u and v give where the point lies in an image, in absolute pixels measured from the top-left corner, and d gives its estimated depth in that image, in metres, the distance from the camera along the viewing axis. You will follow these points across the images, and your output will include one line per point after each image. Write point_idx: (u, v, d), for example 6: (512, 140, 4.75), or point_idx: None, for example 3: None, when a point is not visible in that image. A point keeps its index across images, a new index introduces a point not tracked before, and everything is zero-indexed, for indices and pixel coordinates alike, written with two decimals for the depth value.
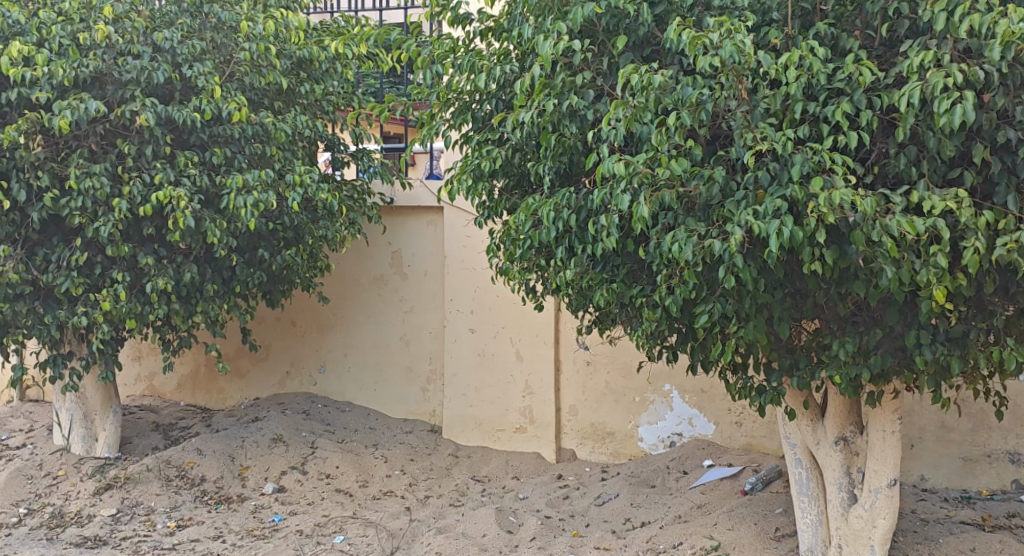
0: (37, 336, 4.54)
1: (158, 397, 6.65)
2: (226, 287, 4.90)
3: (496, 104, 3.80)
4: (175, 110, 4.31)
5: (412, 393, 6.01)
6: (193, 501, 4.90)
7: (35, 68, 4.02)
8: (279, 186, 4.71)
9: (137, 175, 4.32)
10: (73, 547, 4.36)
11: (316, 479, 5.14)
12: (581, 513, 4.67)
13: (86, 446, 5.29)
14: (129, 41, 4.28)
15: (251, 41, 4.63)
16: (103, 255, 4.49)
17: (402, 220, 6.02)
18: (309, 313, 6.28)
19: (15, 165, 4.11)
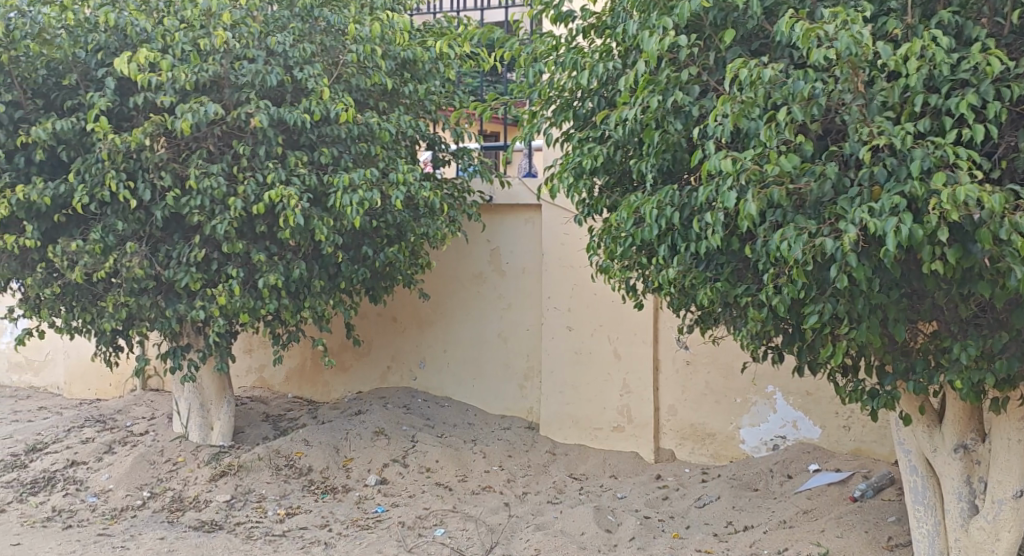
0: (159, 329, 4.78)
1: (267, 388, 6.89)
2: (332, 283, 5.04)
3: (598, 102, 3.77)
4: (287, 112, 4.46)
5: (510, 390, 6.05)
6: (301, 490, 5.06)
7: (160, 74, 4.22)
8: (384, 184, 4.80)
9: (251, 175, 4.49)
10: (192, 531, 4.57)
11: (417, 472, 5.24)
12: (681, 514, 4.60)
13: (202, 434, 5.55)
14: (245, 45, 4.44)
15: (359, 43, 4.75)
16: (219, 252, 4.68)
17: (501, 218, 6.07)
18: (410, 309, 6.41)
19: (141, 166, 4.35)
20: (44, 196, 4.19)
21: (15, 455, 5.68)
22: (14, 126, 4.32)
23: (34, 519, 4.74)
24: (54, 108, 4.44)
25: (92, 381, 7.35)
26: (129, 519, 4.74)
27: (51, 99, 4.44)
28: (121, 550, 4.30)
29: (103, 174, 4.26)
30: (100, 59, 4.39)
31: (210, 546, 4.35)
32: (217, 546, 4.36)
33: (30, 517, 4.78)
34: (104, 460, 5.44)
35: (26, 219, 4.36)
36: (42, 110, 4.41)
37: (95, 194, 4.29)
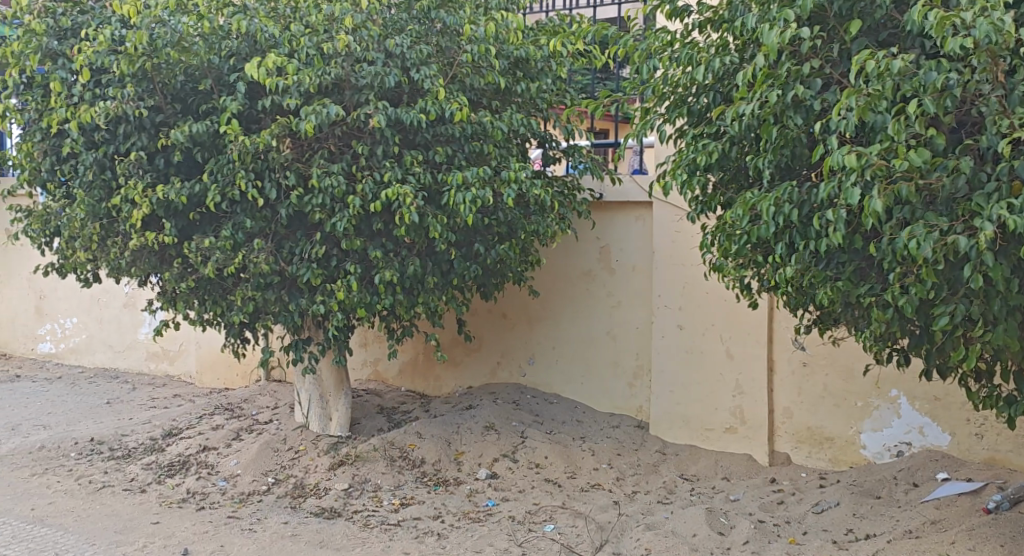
0: (283, 322, 4.98)
1: (382, 381, 7.08)
2: (445, 280, 5.13)
3: (714, 97, 3.66)
4: (404, 113, 4.56)
5: (619, 388, 6.02)
6: (415, 481, 5.19)
7: (286, 78, 4.39)
8: (496, 182, 4.85)
9: (369, 174, 4.62)
10: (313, 517, 4.75)
11: (527, 468, 5.28)
12: (797, 519, 4.48)
13: (321, 424, 5.77)
14: (365, 48, 4.57)
15: (474, 43, 4.81)
16: (338, 248, 4.84)
17: (611, 215, 6.04)
18: (520, 306, 6.46)
19: (267, 166, 4.55)
20: (181, 196, 4.45)
21: (153, 440, 6.04)
22: (155, 129, 4.61)
23: (170, 499, 5.03)
24: (192, 112, 4.71)
25: (221, 371, 7.73)
26: (255, 503, 4.96)
27: (188, 104, 4.72)
28: (248, 532, 4.52)
29: (234, 174, 4.48)
30: (232, 64, 4.62)
31: (329, 533, 4.51)
32: (336, 533, 4.52)
33: (167, 497, 5.07)
34: (232, 446, 5.71)
35: (165, 217, 4.64)
36: (180, 114, 4.68)
37: (226, 193, 4.51)
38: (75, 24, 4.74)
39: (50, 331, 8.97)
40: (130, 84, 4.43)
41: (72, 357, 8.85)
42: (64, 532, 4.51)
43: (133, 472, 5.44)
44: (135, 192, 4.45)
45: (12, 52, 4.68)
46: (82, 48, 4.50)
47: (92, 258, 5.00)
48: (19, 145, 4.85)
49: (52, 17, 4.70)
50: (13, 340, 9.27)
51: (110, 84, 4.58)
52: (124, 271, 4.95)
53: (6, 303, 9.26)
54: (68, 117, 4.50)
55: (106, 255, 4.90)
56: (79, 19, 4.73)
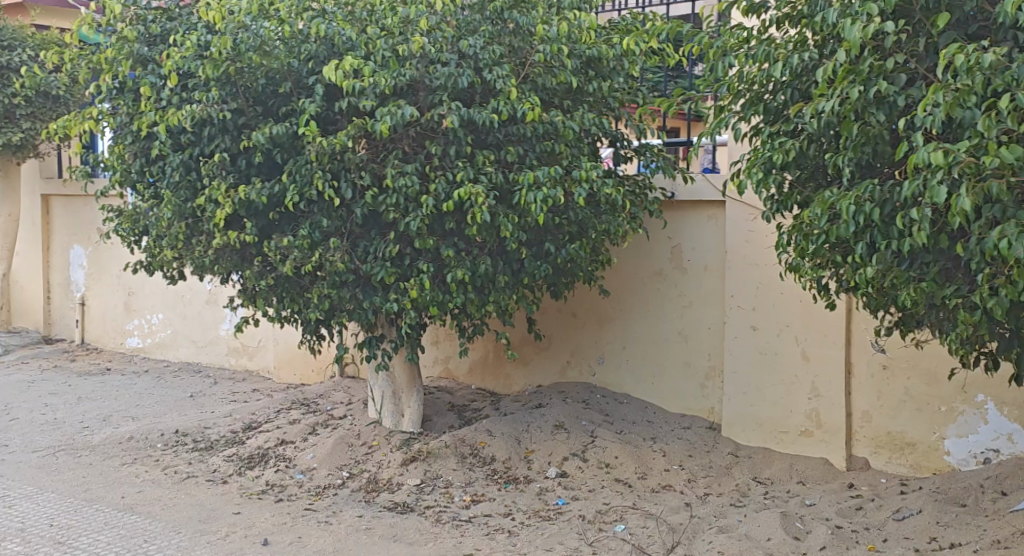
0: (358, 319, 5.08)
1: (453, 379, 7.15)
2: (516, 278, 5.14)
3: (791, 94, 3.59)
4: (476, 113, 4.58)
5: (691, 389, 5.96)
6: (485, 479, 5.23)
7: (363, 80, 4.48)
8: (567, 182, 4.85)
9: (442, 173, 4.67)
10: (386, 511, 4.84)
11: (597, 467, 5.26)
12: (877, 526, 4.36)
13: (394, 420, 5.86)
14: (439, 50, 4.63)
15: (547, 43, 4.82)
16: (411, 247, 4.89)
17: (683, 214, 5.98)
18: (590, 305, 6.45)
19: (344, 167, 4.64)
20: (262, 196, 4.58)
21: (234, 432, 6.23)
22: (237, 131, 4.76)
23: (250, 491, 5.18)
24: (272, 114, 4.84)
25: (297, 366, 7.93)
26: (331, 496, 5.07)
27: (268, 106, 4.85)
28: (325, 524, 4.62)
29: (312, 174, 4.58)
30: (310, 67, 4.73)
31: (402, 527, 4.59)
32: (409, 527, 4.59)
33: (247, 489, 5.22)
34: (309, 441, 5.85)
35: (246, 216, 4.78)
36: (261, 116, 4.81)
37: (304, 193, 4.62)
38: (164, 30, 4.95)
39: (138, 326, 9.32)
40: (214, 88, 4.60)
41: (158, 352, 9.17)
42: (152, 520, 4.69)
43: (216, 464, 5.62)
44: (219, 192, 4.63)
45: (106, 58, 4.92)
46: (171, 53, 4.69)
47: (178, 256, 5.18)
48: (112, 147, 5.06)
49: (143, 24, 4.93)
50: (103, 334, 9.64)
51: (196, 88, 4.75)
52: (207, 268, 5.12)
53: (97, 299, 9.63)
54: (157, 120, 4.71)
55: (191, 253, 5.07)
56: (168, 26, 4.94)
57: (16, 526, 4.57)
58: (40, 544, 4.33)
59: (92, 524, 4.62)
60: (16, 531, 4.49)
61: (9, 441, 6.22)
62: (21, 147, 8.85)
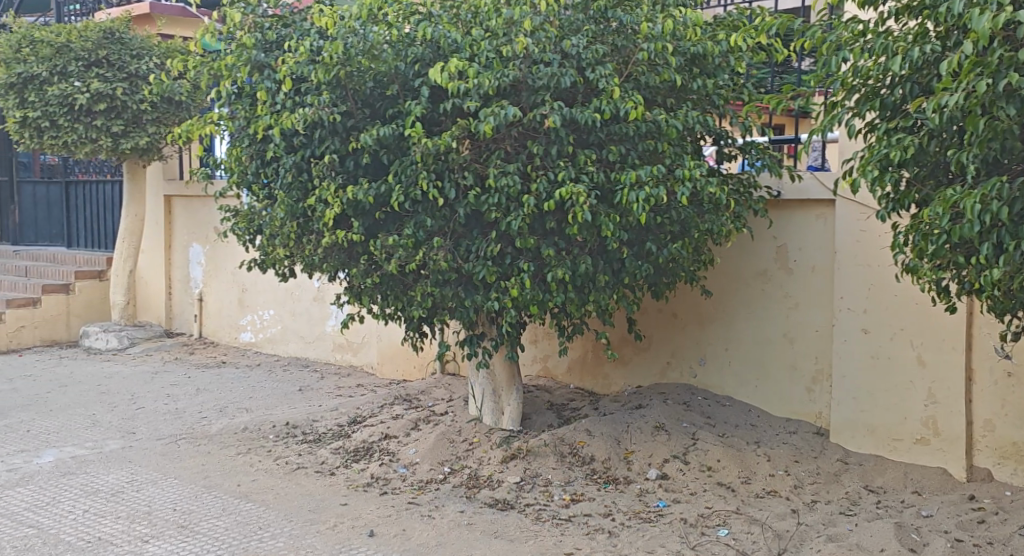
0: (459, 317, 5.14)
1: (551, 378, 7.16)
2: (616, 278, 5.11)
3: (910, 89, 3.46)
4: (579, 112, 4.59)
5: (797, 392, 5.80)
6: (585, 478, 5.22)
7: (467, 81, 4.54)
8: (669, 181, 4.79)
9: (543, 173, 4.69)
10: (486, 507, 4.89)
11: (699, 470, 5.18)
12: (1000, 541, 4.15)
13: (494, 417, 5.93)
14: (542, 50, 4.66)
15: (650, 41, 4.75)
16: (512, 247, 4.92)
17: (789, 213, 5.83)
18: (691, 305, 6.35)
19: (447, 167, 4.72)
20: (369, 196, 4.71)
21: (341, 426, 6.41)
22: (346, 133, 4.91)
23: (356, 483, 5.32)
24: (379, 117, 4.98)
25: (400, 362, 8.13)
26: (433, 491, 5.16)
27: (376, 108, 4.99)
28: (428, 518, 4.71)
29: (417, 175, 4.68)
30: (416, 70, 4.85)
31: (503, 524, 4.64)
32: (510, 524, 4.63)
33: (354, 481, 5.37)
34: (411, 435, 5.98)
35: (353, 216, 4.93)
36: (369, 118, 4.95)
37: (409, 193, 4.73)
38: (280, 37, 5.19)
39: (250, 321, 9.70)
40: (325, 92, 4.74)
41: (268, 346, 9.53)
42: (265, 508, 4.87)
43: (323, 456, 5.80)
44: (328, 192, 4.78)
45: (226, 64, 5.17)
46: (286, 59, 4.90)
47: (290, 254, 5.38)
48: (230, 150, 5.31)
49: (261, 31, 5.18)
50: (219, 329, 10.08)
51: (308, 92, 4.92)
52: (316, 266, 5.29)
53: (214, 295, 10.06)
54: (273, 124, 4.92)
55: (301, 252, 5.25)
56: (283, 32, 5.17)
57: (143, 509, 4.83)
58: (164, 527, 4.56)
59: (211, 510, 4.84)
60: (142, 514, 4.75)
61: (136, 429, 6.58)
62: (146, 150, 9.35)
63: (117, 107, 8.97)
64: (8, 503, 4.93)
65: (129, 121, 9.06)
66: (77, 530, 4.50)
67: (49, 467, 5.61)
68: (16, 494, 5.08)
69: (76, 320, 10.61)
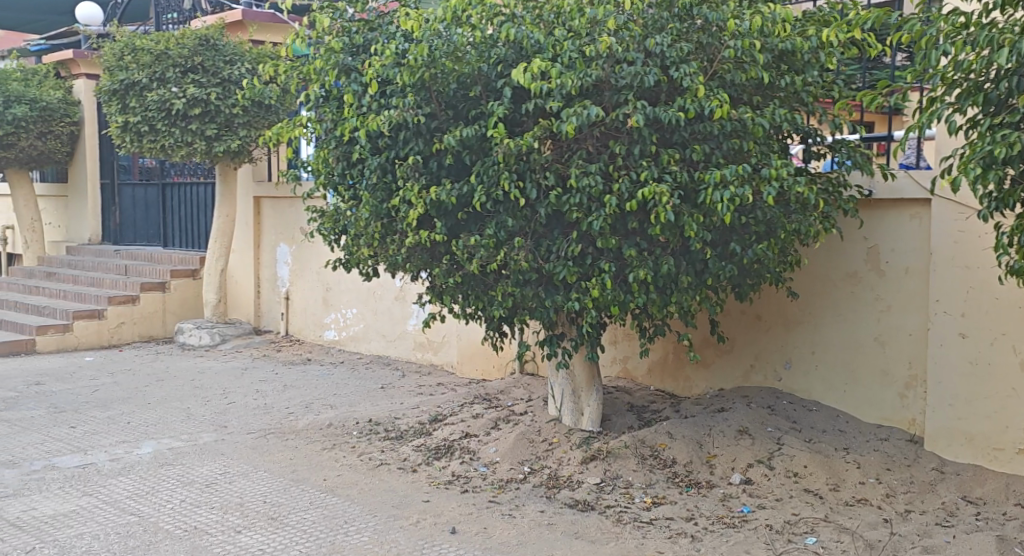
0: (540, 317, 5.15)
1: (631, 379, 7.11)
2: (699, 279, 5.03)
3: (1017, 82, 3.33)
4: (662, 111, 4.54)
5: (888, 398, 5.62)
6: (666, 481, 5.16)
7: (550, 81, 4.55)
8: (755, 180, 4.70)
9: (626, 173, 4.65)
10: (567, 508, 4.89)
11: (784, 476, 5.07)
12: None
13: (574, 418, 5.92)
14: (625, 49, 4.62)
15: (737, 38, 4.66)
16: (593, 247, 4.90)
17: (882, 213, 5.66)
18: (777, 307, 6.21)
19: (529, 167, 4.73)
20: (451, 196, 4.78)
21: (422, 424, 6.50)
22: (430, 135, 5.00)
23: (438, 480, 5.38)
24: (462, 118, 5.04)
25: (478, 362, 8.21)
26: (513, 490, 5.19)
27: (459, 110, 5.05)
28: (508, 517, 4.74)
29: (499, 175, 4.71)
30: (499, 71, 4.88)
31: (584, 525, 4.63)
32: (591, 525, 4.62)
33: (435, 478, 5.43)
34: (491, 435, 6.02)
35: (436, 216, 5.01)
36: (452, 120, 5.02)
37: (491, 194, 4.76)
38: (366, 41, 5.32)
39: (334, 320, 9.92)
40: (409, 94, 4.85)
41: (352, 344, 9.72)
42: (351, 503, 4.98)
43: (406, 453, 5.89)
44: (412, 193, 4.86)
45: (315, 68, 5.32)
46: (372, 62, 5.02)
47: (374, 254, 5.48)
48: (317, 152, 5.45)
49: (348, 36, 5.32)
50: (304, 327, 10.32)
51: (393, 94, 5.02)
52: (399, 266, 5.38)
53: (300, 294, 10.31)
54: (358, 126, 5.03)
55: (385, 252, 5.34)
56: (370, 36, 5.28)
57: (235, 500, 4.99)
58: (256, 518, 4.70)
59: (299, 503, 4.96)
60: (235, 505, 4.91)
61: (227, 423, 6.81)
62: (238, 153, 9.65)
63: (211, 111, 9.27)
64: (111, 492, 5.15)
65: (221, 125, 9.36)
66: (174, 519, 4.68)
67: (148, 458, 5.85)
68: (117, 483, 5.31)
69: (171, 317, 11.02)
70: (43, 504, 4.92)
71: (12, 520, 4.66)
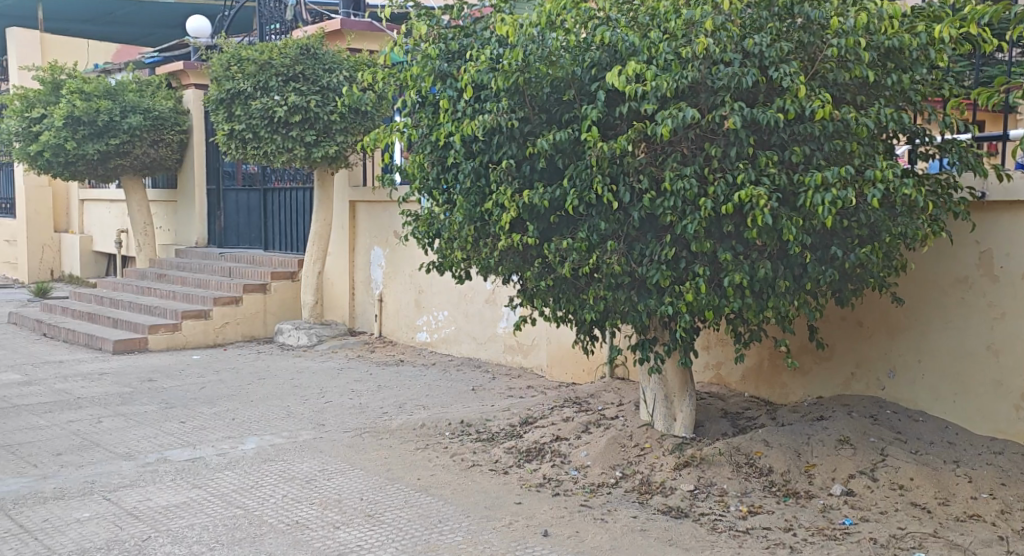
0: (632, 321, 5.12)
1: (724, 385, 6.98)
2: (797, 284, 4.88)
3: None
4: (761, 112, 4.45)
5: (1002, 410, 5.39)
6: (762, 490, 5.06)
7: (645, 84, 4.52)
8: (859, 182, 4.55)
9: (722, 176, 4.57)
10: (660, 514, 4.85)
11: (889, 488, 4.89)
12: None
13: (666, 423, 5.86)
14: (723, 50, 4.55)
15: (841, 36, 4.54)
16: (687, 250, 4.83)
17: (995, 216, 5.44)
18: (880, 314, 6.01)
19: (622, 171, 4.70)
20: (544, 200, 4.82)
21: (513, 426, 6.54)
22: (523, 138, 5.01)
23: (529, 483, 5.41)
24: (556, 121, 5.06)
25: (569, 365, 8.26)
26: (605, 495, 5.16)
27: (553, 114, 5.07)
28: (601, 521, 4.72)
29: (592, 179, 4.70)
30: (593, 75, 4.87)
31: (678, 532, 4.57)
32: (685, 533, 4.56)
33: (527, 480, 5.46)
34: (582, 439, 6.00)
35: (529, 219, 5.06)
36: (546, 123, 5.04)
37: (584, 197, 4.76)
38: (461, 47, 5.38)
39: (426, 322, 10.07)
40: (504, 99, 4.90)
41: (443, 346, 9.84)
42: (445, 502, 5.05)
43: (497, 455, 5.94)
44: (505, 197, 4.92)
45: (412, 75, 5.45)
46: (467, 68, 5.09)
47: (467, 257, 5.55)
48: (413, 157, 5.56)
49: (444, 42, 5.42)
50: (397, 329, 10.51)
51: (488, 99, 5.07)
52: (492, 269, 5.43)
53: (393, 296, 10.52)
54: (454, 131, 5.13)
55: (478, 255, 5.41)
56: (465, 42, 5.36)
57: (334, 497, 5.12)
58: (353, 515, 4.82)
59: (395, 502, 5.06)
60: (334, 501, 5.04)
61: (325, 421, 6.99)
62: (335, 158, 9.91)
63: (311, 118, 9.56)
64: (218, 485, 5.36)
65: (320, 131, 9.62)
66: (277, 514, 4.84)
67: (252, 453, 6.06)
68: (225, 477, 5.53)
69: (271, 318, 11.39)
70: (157, 495, 5.15)
71: (129, 509, 4.90)
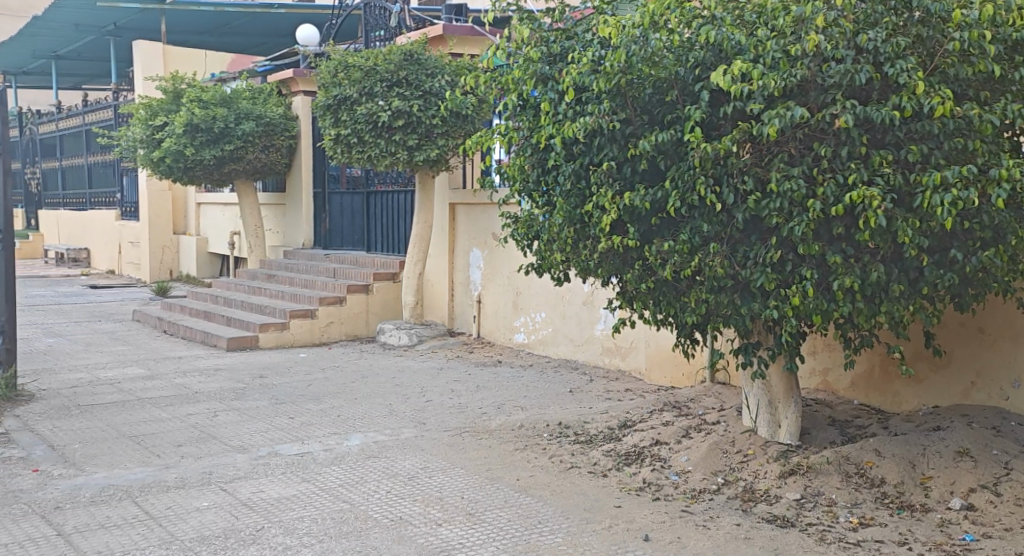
0: (735, 324, 5.02)
1: (832, 392, 6.77)
2: (912, 288, 4.69)
3: None
4: (874, 110, 4.29)
5: None
6: (874, 502, 4.87)
7: (751, 83, 4.44)
8: (981, 182, 4.34)
9: (832, 176, 4.43)
10: (765, 522, 4.74)
11: (1014, 504, 4.64)
12: None
13: (770, 430, 5.72)
14: (835, 47, 4.40)
15: (964, 29, 4.34)
16: (794, 253, 4.67)
17: None
18: (1003, 320, 5.73)
19: (726, 171, 4.62)
20: (646, 202, 4.78)
21: (612, 429, 6.50)
22: (624, 140, 4.99)
23: (629, 486, 5.37)
24: (658, 122, 5.02)
25: (669, 369, 8.15)
26: (707, 501, 5.08)
27: (654, 115, 5.02)
28: (703, 528, 4.65)
29: (695, 180, 4.65)
30: (696, 75, 4.83)
31: (784, 541, 4.46)
32: (792, 543, 4.45)
33: (626, 483, 5.43)
34: (682, 443, 5.92)
35: (630, 221, 5.02)
36: (647, 124, 5.00)
37: (687, 199, 4.70)
38: (563, 49, 5.41)
39: (524, 323, 10.12)
40: (605, 100, 4.89)
41: (541, 347, 9.87)
42: (544, 503, 5.07)
43: (596, 457, 5.92)
44: (606, 199, 4.90)
45: (513, 78, 5.48)
46: (569, 69, 5.10)
47: (567, 259, 5.55)
48: (514, 159, 5.60)
49: (546, 45, 5.46)
50: (496, 329, 10.59)
51: (589, 101, 5.07)
52: (592, 270, 5.42)
53: (491, 296, 10.61)
54: (555, 133, 5.14)
55: (578, 256, 5.41)
56: (567, 44, 5.39)
57: (436, 494, 5.20)
58: (455, 513, 4.88)
59: (495, 501, 5.10)
60: (436, 499, 5.12)
61: (426, 419, 7.12)
62: (436, 161, 10.07)
63: (413, 122, 9.72)
64: (326, 479, 5.53)
65: (422, 135, 9.77)
66: (381, 509, 4.95)
67: (357, 449, 6.22)
68: (331, 472, 5.69)
69: (373, 318, 11.66)
70: (269, 487, 5.34)
71: (244, 500, 5.10)
